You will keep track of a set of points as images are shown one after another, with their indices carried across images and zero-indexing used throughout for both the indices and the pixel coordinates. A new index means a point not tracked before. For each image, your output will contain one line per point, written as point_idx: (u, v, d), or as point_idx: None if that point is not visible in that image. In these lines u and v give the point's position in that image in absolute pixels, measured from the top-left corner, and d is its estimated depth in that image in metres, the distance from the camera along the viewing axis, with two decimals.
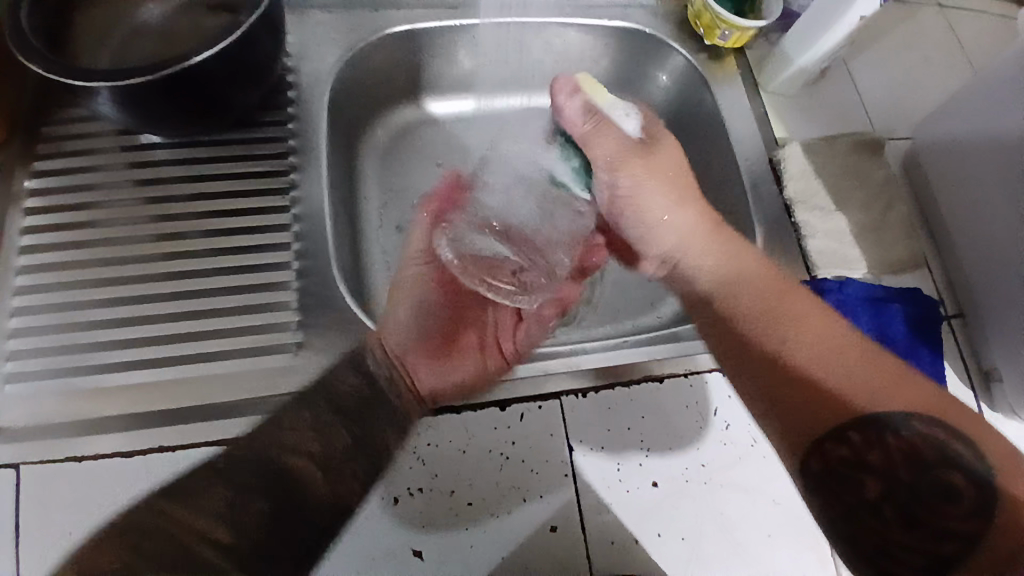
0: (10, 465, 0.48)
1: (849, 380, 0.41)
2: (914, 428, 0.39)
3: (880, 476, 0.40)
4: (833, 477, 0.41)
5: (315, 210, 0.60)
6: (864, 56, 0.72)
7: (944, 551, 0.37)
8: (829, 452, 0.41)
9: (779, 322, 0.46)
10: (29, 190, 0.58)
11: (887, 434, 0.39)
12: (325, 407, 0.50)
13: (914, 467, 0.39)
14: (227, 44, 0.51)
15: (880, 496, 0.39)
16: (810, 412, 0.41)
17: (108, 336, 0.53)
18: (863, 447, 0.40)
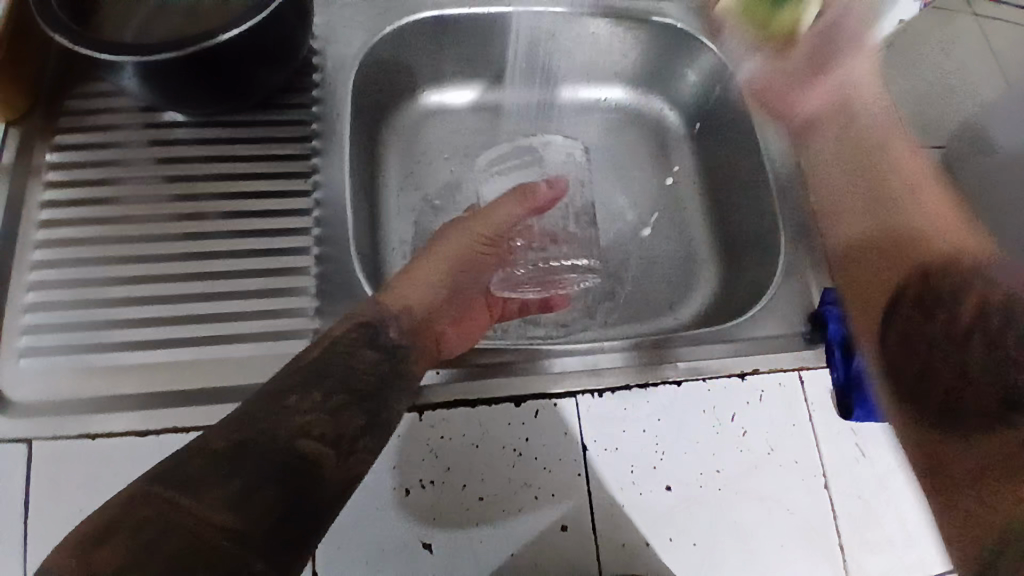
0: (23, 439, 0.48)
1: (933, 219, 0.45)
2: (1018, 274, 0.38)
3: (975, 305, 0.37)
4: (923, 301, 0.40)
5: (336, 195, 0.59)
6: (900, 62, 0.70)
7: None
8: (930, 279, 0.41)
9: (903, 181, 0.49)
10: (50, 164, 0.58)
11: (998, 275, 0.38)
12: (325, 379, 0.47)
13: (977, 316, 0.37)
14: (254, 22, 0.50)
15: (971, 325, 0.37)
16: (961, 245, 0.42)
17: (125, 313, 0.53)
18: (970, 278, 0.39)
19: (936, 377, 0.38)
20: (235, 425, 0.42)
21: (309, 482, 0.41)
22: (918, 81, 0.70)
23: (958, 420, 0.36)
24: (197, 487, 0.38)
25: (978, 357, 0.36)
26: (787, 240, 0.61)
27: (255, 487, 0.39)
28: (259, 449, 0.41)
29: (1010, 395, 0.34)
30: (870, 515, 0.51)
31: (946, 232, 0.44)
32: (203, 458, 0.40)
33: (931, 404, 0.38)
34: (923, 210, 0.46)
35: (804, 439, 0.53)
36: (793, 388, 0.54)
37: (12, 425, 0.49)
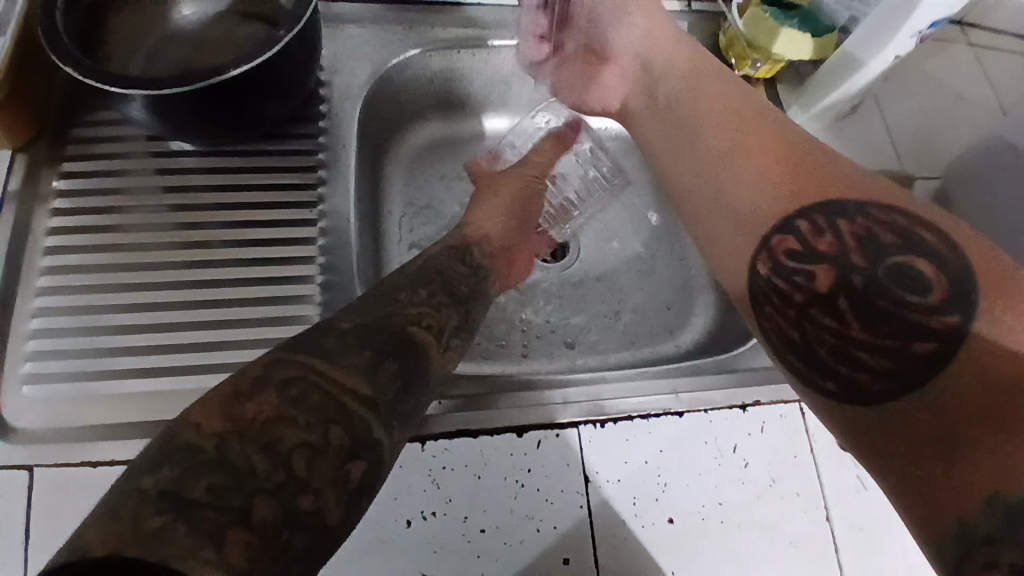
0: (24, 467, 0.48)
1: (754, 165, 0.43)
2: (860, 217, 0.36)
3: (834, 270, 0.36)
4: (783, 275, 0.38)
5: (340, 224, 0.60)
6: (897, 95, 0.71)
7: (917, 350, 0.32)
8: (777, 247, 0.39)
9: (722, 130, 0.47)
10: (57, 191, 0.58)
11: (839, 222, 0.37)
12: (356, 343, 0.41)
13: (868, 253, 0.35)
14: (263, 58, 0.51)
15: (834, 291, 0.35)
16: (775, 200, 0.40)
17: (128, 340, 0.53)
18: (816, 235, 0.37)
19: (818, 356, 0.36)
20: (255, 429, 0.34)
21: (364, 459, 0.36)
22: (915, 113, 0.71)
23: (870, 400, 0.33)
24: (259, 504, 0.32)
25: (858, 327, 0.34)
26: None
27: (326, 489, 0.34)
28: (304, 448, 0.34)
29: (903, 358, 0.32)
30: (873, 548, 0.51)
31: (761, 181, 0.42)
32: (245, 464, 0.33)
33: (834, 387, 0.35)
34: (742, 162, 0.44)
35: (806, 471, 0.53)
36: (794, 419, 0.55)
37: (14, 453, 0.49)
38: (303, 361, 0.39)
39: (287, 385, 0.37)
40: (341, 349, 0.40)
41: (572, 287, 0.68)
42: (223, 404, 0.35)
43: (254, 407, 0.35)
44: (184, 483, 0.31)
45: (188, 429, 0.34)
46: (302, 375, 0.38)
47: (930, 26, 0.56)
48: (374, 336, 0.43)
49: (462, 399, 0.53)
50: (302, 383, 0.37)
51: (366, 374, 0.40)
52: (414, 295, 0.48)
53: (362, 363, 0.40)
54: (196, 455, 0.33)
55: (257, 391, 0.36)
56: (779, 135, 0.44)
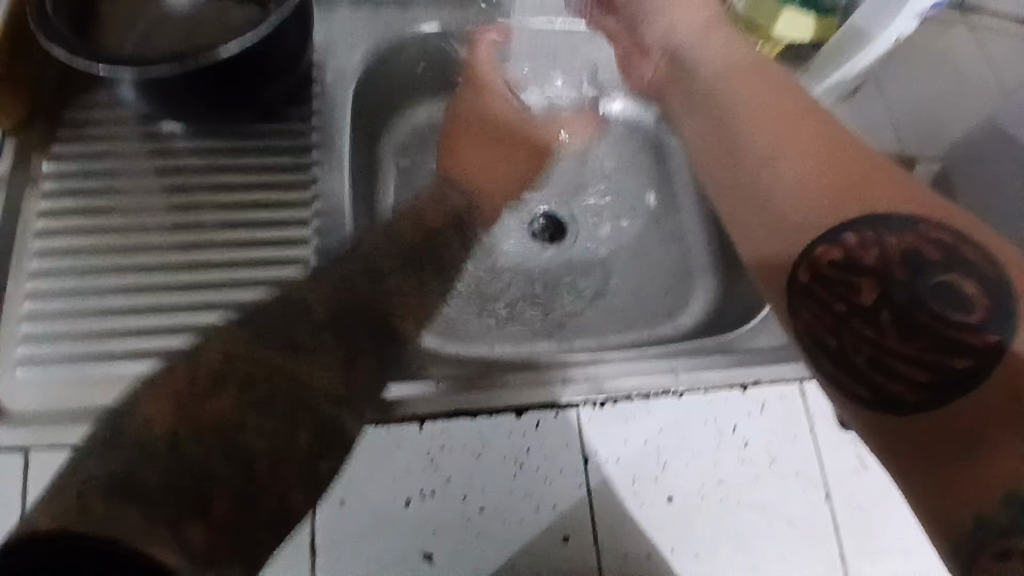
0: (19, 450, 0.48)
1: (801, 164, 0.41)
2: (905, 232, 0.36)
3: (879, 283, 0.36)
4: (824, 283, 0.37)
5: (336, 206, 0.59)
6: (897, 75, 0.71)
7: (957, 367, 0.33)
8: (820, 257, 0.38)
9: (762, 122, 0.45)
10: (48, 173, 0.58)
11: (886, 236, 0.36)
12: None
13: (910, 267, 0.35)
14: (255, 36, 0.50)
15: (878, 303, 0.35)
16: (815, 204, 0.39)
17: (123, 323, 0.53)
18: (859, 248, 0.37)
19: (850, 364, 0.36)
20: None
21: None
22: (914, 92, 0.70)
23: (899, 409, 0.34)
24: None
25: (896, 338, 0.35)
26: None
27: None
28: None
29: (944, 374, 0.33)
30: (873, 526, 0.51)
31: (796, 183, 0.41)
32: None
33: (863, 394, 0.35)
34: (784, 157, 0.42)
35: (805, 450, 0.53)
36: (794, 399, 0.54)
37: (5, 435, 0.48)
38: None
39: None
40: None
41: (570, 269, 0.68)
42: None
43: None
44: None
45: None
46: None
47: (932, 7, 0.56)
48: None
49: (459, 380, 0.53)
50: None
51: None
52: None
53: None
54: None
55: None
56: (826, 131, 0.42)
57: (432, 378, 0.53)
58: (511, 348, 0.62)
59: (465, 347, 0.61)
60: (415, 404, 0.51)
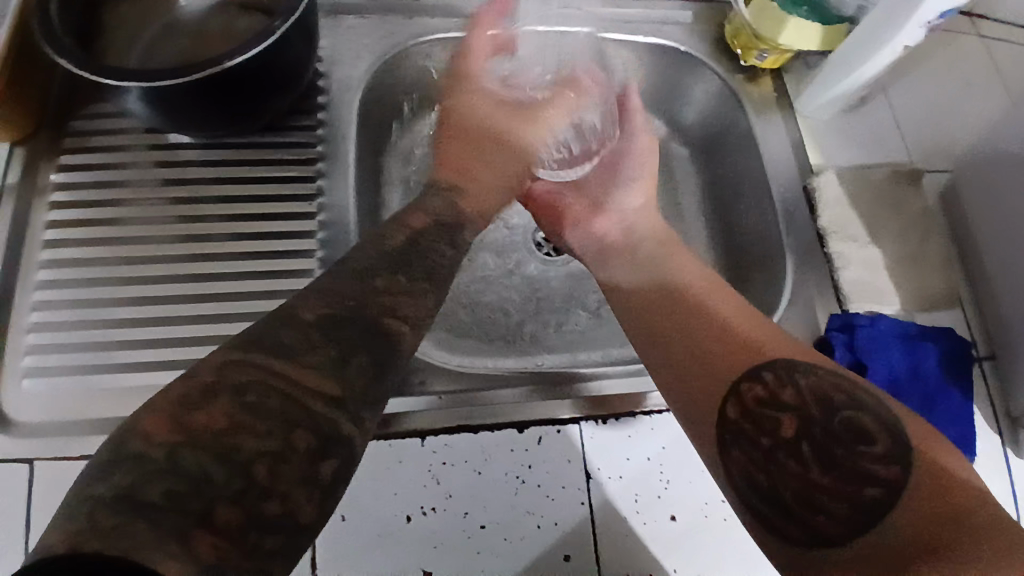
0: (24, 462, 0.49)
1: (736, 328, 0.49)
2: (814, 377, 0.44)
3: (796, 420, 0.43)
4: (751, 419, 0.44)
5: (340, 217, 0.59)
6: (906, 85, 0.70)
7: (867, 496, 0.39)
8: (746, 394, 0.45)
9: (709, 299, 0.52)
10: (55, 184, 0.58)
11: (798, 379, 0.44)
12: (320, 337, 0.39)
13: (824, 408, 0.43)
14: (260, 47, 0.50)
15: (799, 438, 0.42)
16: (726, 334, 0.49)
17: (127, 335, 0.53)
18: (778, 388, 0.44)
19: (784, 497, 0.41)
20: (209, 435, 0.33)
21: (337, 456, 0.36)
22: (922, 103, 0.69)
23: (827, 546, 0.39)
24: (223, 509, 0.31)
25: (820, 475, 0.41)
26: (792, 264, 0.62)
27: (300, 493, 0.34)
28: (267, 456, 0.34)
29: (857, 501, 0.39)
30: None
31: (713, 316, 0.50)
32: (200, 472, 0.32)
33: (799, 534, 0.40)
34: (681, 265, 0.56)
35: None
36: None
37: (12, 448, 0.49)
38: (259, 361, 0.37)
39: (239, 390, 0.35)
40: (304, 346, 0.39)
41: (575, 281, 0.68)
42: (173, 412, 0.34)
43: (206, 414, 0.34)
44: (141, 484, 0.31)
45: (134, 437, 0.33)
46: (256, 375, 0.36)
47: (941, 16, 0.56)
48: (344, 327, 0.41)
49: (459, 395, 0.53)
50: (259, 387, 0.36)
51: (336, 372, 0.38)
52: None
53: (333, 357, 0.39)
54: (145, 463, 0.31)
55: (207, 399, 0.34)
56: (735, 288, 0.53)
57: (433, 394, 0.53)
58: (514, 360, 0.62)
59: (469, 360, 0.61)
60: (415, 419, 0.51)
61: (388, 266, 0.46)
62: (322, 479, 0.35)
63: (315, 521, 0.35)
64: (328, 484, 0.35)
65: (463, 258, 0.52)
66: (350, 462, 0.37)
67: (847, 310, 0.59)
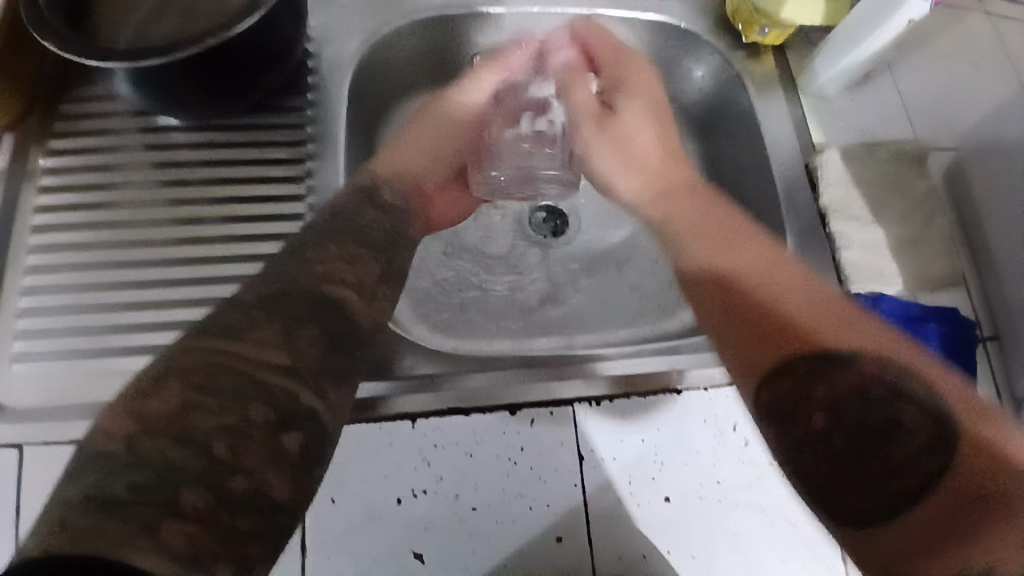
0: (14, 445, 0.48)
1: (797, 309, 0.44)
2: (868, 367, 0.41)
3: (829, 411, 0.42)
4: (784, 408, 0.43)
5: (330, 199, 0.58)
6: (911, 61, 0.68)
7: (906, 486, 0.39)
8: (779, 386, 0.43)
9: (760, 284, 0.47)
10: (45, 168, 0.58)
11: (835, 373, 0.42)
12: (261, 315, 0.43)
13: (861, 401, 0.41)
14: (246, 24, 0.49)
15: (828, 430, 0.41)
16: (773, 320, 0.44)
17: (118, 319, 0.53)
18: (812, 381, 0.42)
19: (815, 484, 0.42)
20: (167, 422, 0.37)
21: (299, 428, 0.40)
22: None
23: (868, 524, 0.39)
24: (191, 493, 0.35)
25: (852, 463, 0.40)
26: (793, 245, 0.60)
27: (262, 468, 0.38)
28: (224, 433, 0.38)
29: (892, 492, 0.39)
30: None
31: (744, 300, 0.46)
32: (165, 457, 0.36)
33: (835, 509, 0.41)
34: (717, 238, 0.50)
35: None
36: None
37: (2, 432, 0.49)
38: (210, 345, 0.41)
39: (190, 374, 0.39)
40: (245, 323, 0.42)
41: (571, 263, 0.67)
42: (129, 406, 0.37)
43: (160, 402, 0.38)
44: (106, 484, 0.34)
45: (97, 436, 0.36)
46: (203, 359, 0.40)
47: None
48: (288, 301, 0.44)
49: (452, 376, 0.52)
50: (212, 369, 0.40)
51: (287, 343, 0.42)
52: (323, 250, 0.48)
53: (280, 329, 0.43)
54: (111, 457, 0.35)
55: (158, 386, 0.38)
56: (786, 265, 0.48)
57: (424, 375, 0.52)
58: (509, 344, 0.61)
59: (463, 342, 0.60)
60: (410, 400, 0.51)
61: (327, 236, 0.49)
62: (288, 454, 0.39)
63: (285, 494, 0.39)
64: (296, 459, 0.40)
65: (395, 221, 0.54)
66: (321, 432, 0.41)
67: (848, 290, 0.58)
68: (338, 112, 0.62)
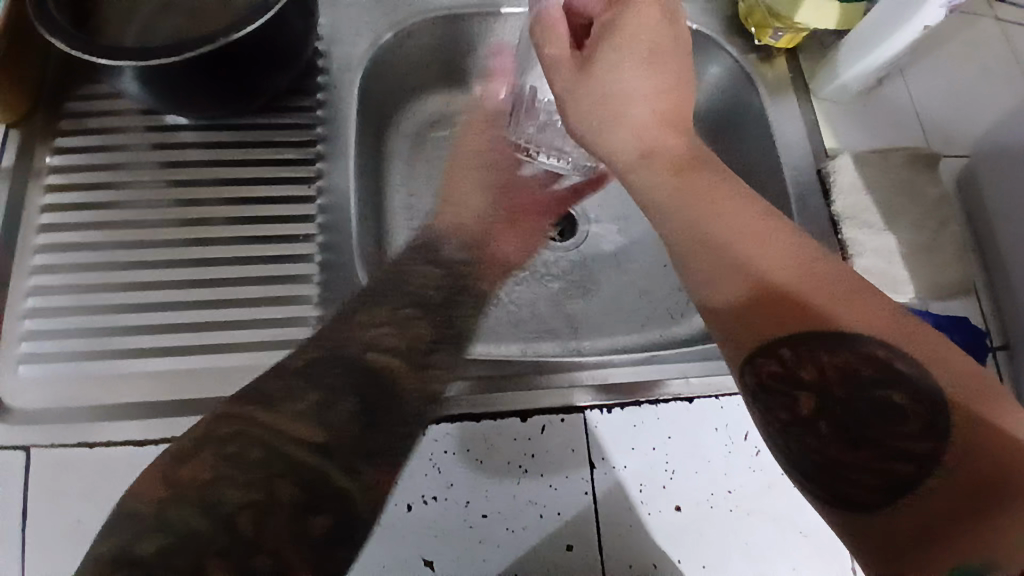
0: (21, 448, 0.48)
1: (784, 277, 0.38)
2: (853, 350, 0.36)
3: (818, 397, 0.37)
4: (766, 392, 0.38)
5: (339, 201, 0.58)
6: (923, 66, 0.68)
7: (897, 472, 0.34)
8: (764, 367, 0.38)
9: (736, 245, 0.39)
10: (51, 166, 0.57)
11: (821, 354, 0.36)
12: (303, 386, 0.46)
13: (849, 384, 0.36)
14: (257, 23, 0.49)
15: (817, 416, 0.37)
16: (752, 290, 0.38)
17: (125, 320, 0.52)
18: (797, 363, 0.37)
19: (806, 471, 0.37)
20: (192, 491, 0.41)
21: (326, 512, 0.42)
22: (941, 84, 0.67)
23: (867, 510, 0.35)
24: (211, 563, 0.39)
25: (843, 450, 0.36)
26: None
27: (281, 546, 0.40)
28: (247, 507, 0.40)
29: (886, 481, 0.34)
30: None
31: (728, 265, 0.39)
32: (187, 523, 0.40)
33: (823, 493, 0.36)
34: (694, 190, 0.42)
35: None
36: None
37: (9, 433, 0.48)
38: (244, 415, 0.44)
39: (222, 444, 0.43)
40: (285, 395, 0.45)
41: (579, 266, 0.66)
42: (166, 471, 0.42)
43: (189, 470, 0.42)
44: (132, 544, 0.40)
45: (140, 501, 0.42)
46: (238, 429, 0.43)
47: None
48: (327, 373, 0.47)
49: (463, 381, 0.52)
50: (242, 438, 0.43)
51: (319, 417, 0.44)
52: (370, 312, 0.51)
53: (315, 400, 0.45)
54: (141, 518, 0.41)
55: (194, 455, 0.43)
56: (774, 228, 0.39)
57: None
58: (517, 348, 0.61)
59: (471, 346, 0.60)
60: None
61: (368, 297, 0.52)
62: (313, 533, 0.41)
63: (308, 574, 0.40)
64: (320, 541, 0.41)
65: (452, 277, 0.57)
66: (351, 519, 0.42)
67: None
68: (348, 111, 0.61)
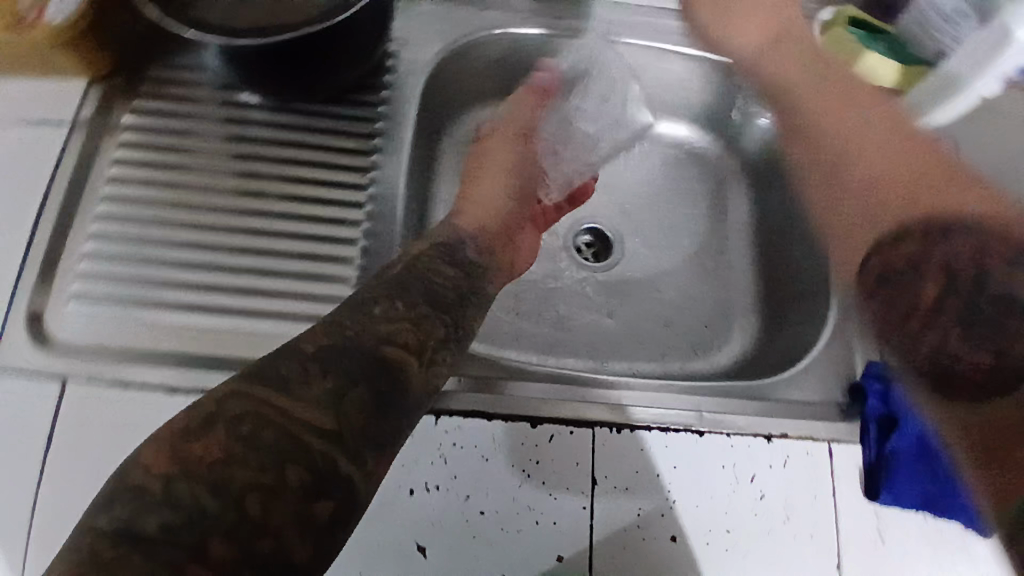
0: (59, 377, 0.49)
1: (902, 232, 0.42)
2: (972, 240, 0.40)
3: (940, 281, 0.40)
4: (886, 280, 0.42)
5: (388, 193, 0.60)
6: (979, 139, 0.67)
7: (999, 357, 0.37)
8: (880, 265, 0.42)
9: (845, 153, 0.46)
10: (128, 125, 0.61)
11: (946, 230, 0.40)
12: (318, 368, 0.42)
13: (977, 248, 0.40)
14: (333, 23, 0.52)
15: (936, 296, 0.40)
16: (873, 189, 0.44)
17: (174, 276, 0.55)
18: (920, 248, 0.41)
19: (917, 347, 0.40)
20: (203, 468, 0.37)
21: (335, 498, 0.39)
22: (996, 158, 0.66)
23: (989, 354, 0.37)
24: (217, 545, 0.35)
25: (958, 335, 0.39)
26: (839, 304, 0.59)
27: (288, 532, 0.37)
28: (256, 489, 0.37)
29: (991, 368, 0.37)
30: None
31: (862, 172, 0.45)
32: (197, 505, 0.36)
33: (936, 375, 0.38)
34: (844, 116, 0.47)
35: (824, 512, 0.50)
36: (819, 458, 0.52)
37: (48, 363, 0.50)
38: (259, 394, 0.40)
39: (237, 420, 0.39)
40: (301, 375, 0.42)
41: (609, 289, 0.67)
42: (170, 444, 0.38)
43: (201, 445, 0.38)
44: (137, 521, 0.35)
45: (136, 469, 0.37)
46: (249, 407, 0.40)
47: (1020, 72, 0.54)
48: (343, 359, 0.43)
49: (480, 380, 0.54)
50: (255, 419, 0.39)
51: (333, 405, 0.41)
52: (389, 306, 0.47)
53: (332, 387, 0.41)
54: (145, 494, 0.36)
55: (205, 431, 0.39)
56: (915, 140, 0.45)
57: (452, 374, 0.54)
58: (537, 358, 0.62)
59: (493, 351, 0.61)
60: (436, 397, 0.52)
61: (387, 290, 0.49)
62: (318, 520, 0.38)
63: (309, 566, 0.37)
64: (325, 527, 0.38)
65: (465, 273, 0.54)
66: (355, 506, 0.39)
67: None
68: (408, 112, 0.64)
